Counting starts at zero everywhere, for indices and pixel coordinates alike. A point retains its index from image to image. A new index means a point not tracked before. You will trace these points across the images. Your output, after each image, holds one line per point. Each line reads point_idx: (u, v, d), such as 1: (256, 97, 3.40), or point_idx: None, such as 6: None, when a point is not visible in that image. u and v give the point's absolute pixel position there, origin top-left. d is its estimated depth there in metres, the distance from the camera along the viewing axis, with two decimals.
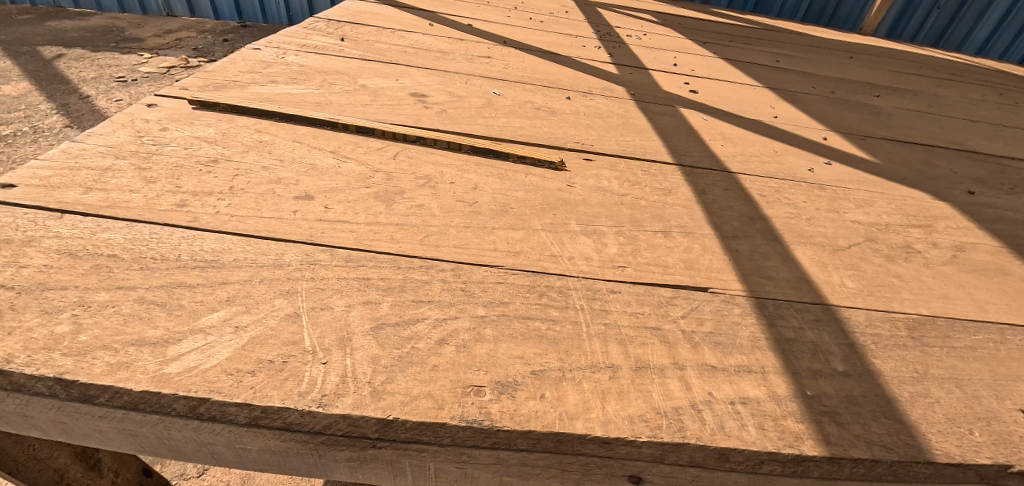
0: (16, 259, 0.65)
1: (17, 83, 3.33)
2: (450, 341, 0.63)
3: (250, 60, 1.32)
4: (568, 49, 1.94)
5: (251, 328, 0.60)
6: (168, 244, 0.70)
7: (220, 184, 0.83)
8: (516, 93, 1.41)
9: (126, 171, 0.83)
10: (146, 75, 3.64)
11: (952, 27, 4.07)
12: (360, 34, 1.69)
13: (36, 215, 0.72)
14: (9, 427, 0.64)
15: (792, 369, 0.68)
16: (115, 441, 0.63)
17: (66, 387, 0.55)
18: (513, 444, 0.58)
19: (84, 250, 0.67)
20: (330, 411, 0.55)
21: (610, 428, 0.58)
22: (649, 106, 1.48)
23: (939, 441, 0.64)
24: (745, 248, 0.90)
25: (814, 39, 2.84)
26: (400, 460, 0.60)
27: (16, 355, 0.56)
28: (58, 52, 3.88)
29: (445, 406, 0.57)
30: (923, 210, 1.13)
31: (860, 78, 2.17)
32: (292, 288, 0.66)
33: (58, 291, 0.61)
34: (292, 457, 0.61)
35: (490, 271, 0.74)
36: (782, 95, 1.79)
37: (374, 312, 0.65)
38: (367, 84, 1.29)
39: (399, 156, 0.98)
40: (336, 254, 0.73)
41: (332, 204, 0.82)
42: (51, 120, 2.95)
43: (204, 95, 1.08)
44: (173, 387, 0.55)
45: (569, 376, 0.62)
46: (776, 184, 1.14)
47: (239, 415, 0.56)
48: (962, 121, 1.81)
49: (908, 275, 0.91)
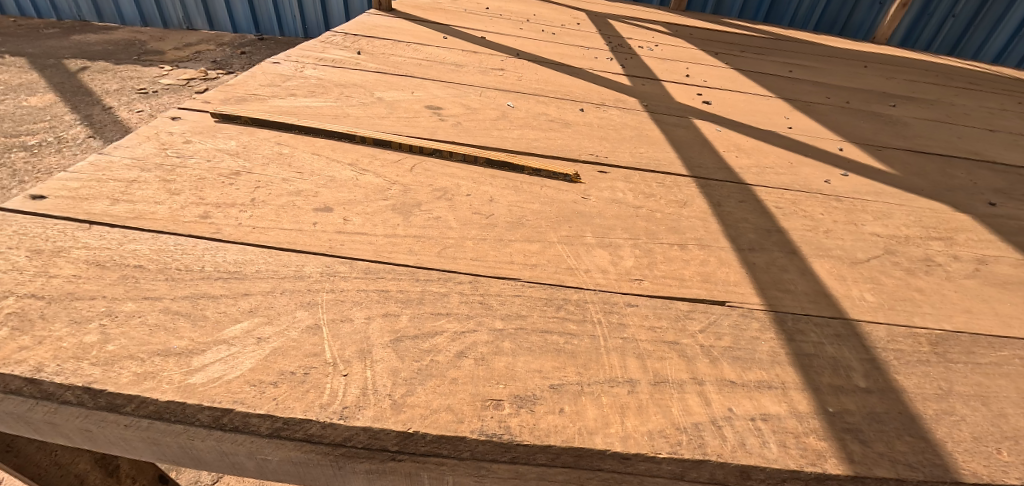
0: (46, 269, 0.66)
1: (43, 95, 3.43)
2: (469, 354, 0.63)
3: (269, 73, 1.35)
4: (581, 61, 1.95)
5: (274, 339, 0.61)
6: (192, 255, 0.71)
7: (241, 196, 0.84)
8: (530, 105, 1.42)
9: (151, 184, 0.85)
10: (167, 86, 3.71)
11: (968, 35, 4.03)
12: (376, 47, 1.71)
13: (65, 226, 0.73)
14: (35, 433, 0.65)
15: (813, 385, 0.67)
16: (138, 449, 0.64)
17: (94, 396, 0.56)
18: (533, 459, 0.58)
19: (112, 260, 0.69)
20: (351, 423, 0.55)
21: (630, 444, 0.58)
22: (663, 117, 1.48)
23: (966, 460, 0.62)
24: (762, 262, 0.89)
25: (829, 48, 2.82)
26: (418, 473, 0.60)
27: (45, 364, 0.57)
28: (83, 64, 3.98)
29: (464, 420, 0.57)
30: (944, 222, 1.12)
31: (875, 87, 2.15)
32: (312, 299, 0.67)
33: (86, 300, 0.63)
34: (313, 469, 0.62)
35: (507, 284, 0.75)
36: (796, 105, 1.78)
37: (393, 324, 0.65)
38: (383, 97, 1.31)
39: (416, 169, 1.00)
40: (355, 266, 0.73)
41: (351, 216, 0.83)
42: (75, 131, 3.02)
43: (227, 108, 1.10)
44: (198, 397, 0.56)
45: (588, 391, 0.62)
46: (792, 195, 1.13)
47: (262, 427, 0.57)
48: (981, 130, 1.79)
49: (929, 288, 0.90)
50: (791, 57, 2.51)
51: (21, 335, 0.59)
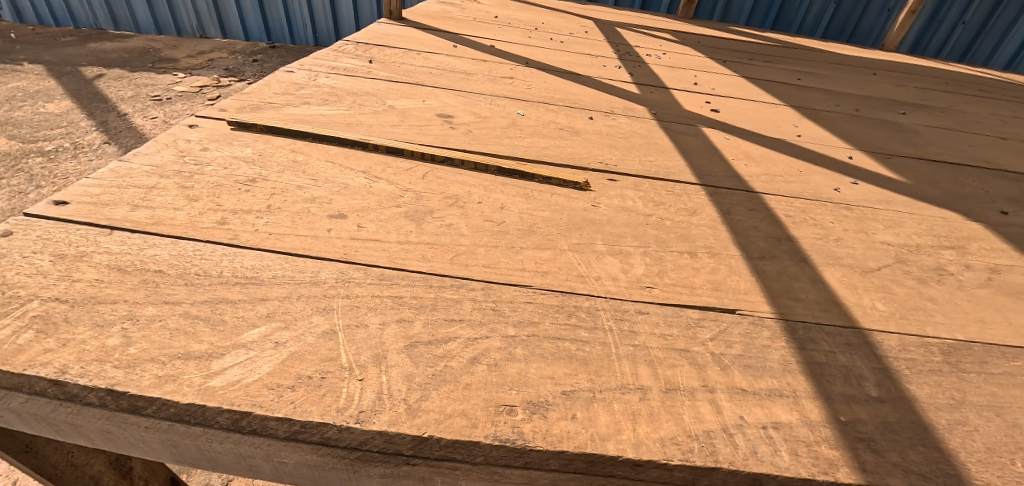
0: (69, 273, 0.68)
1: (60, 101, 3.49)
2: (482, 360, 0.64)
3: (283, 82, 1.37)
4: (589, 70, 1.96)
5: (291, 344, 0.62)
6: (211, 260, 0.73)
7: (258, 203, 0.86)
8: (540, 113, 1.44)
9: (170, 190, 0.86)
10: (180, 93, 3.76)
11: (978, 42, 4.02)
12: (388, 56, 1.73)
13: (87, 232, 0.75)
14: (57, 435, 0.66)
15: (825, 394, 0.67)
16: (157, 451, 0.65)
17: (117, 398, 0.58)
18: (545, 465, 0.59)
19: (133, 265, 0.70)
20: (367, 427, 0.56)
21: (642, 450, 0.58)
22: (671, 125, 1.49)
23: (979, 470, 0.62)
24: (772, 270, 0.90)
25: (838, 56, 2.82)
26: (432, 477, 0.61)
27: (70, 366, 0.58)
28: (100, 72, 4.05)
29: (478, 425, 0.58)
30: (955, 231, 1.11)
31: (885, 95, 2.15)
32: (328, 305, 0.68)
33: (109, 304, 0.64)
34: (327, 472, 0.62)
35: (519, 291, 0.76)
36: (805, 113, 1.79)
37: (407, 330, 0.66)
38: (395, 105, 1.33)
39: (428, 176, 1.01)
40: (370, 272, 0.74)
41: (365, 223, 0.84)
42: (91, 136, 3.07)
43: (243, 116, 1.12)
44: (218, 400, 0.57)
45: (599, 397, 0.62)
46: (802, 204, 1.14)
47: (279, 430, 0.58)
48: (993, 139, 1.78)
49: (941, 298, 0.90)
50: (800, 65, 2.51)
51: (45, 337, 0.60)
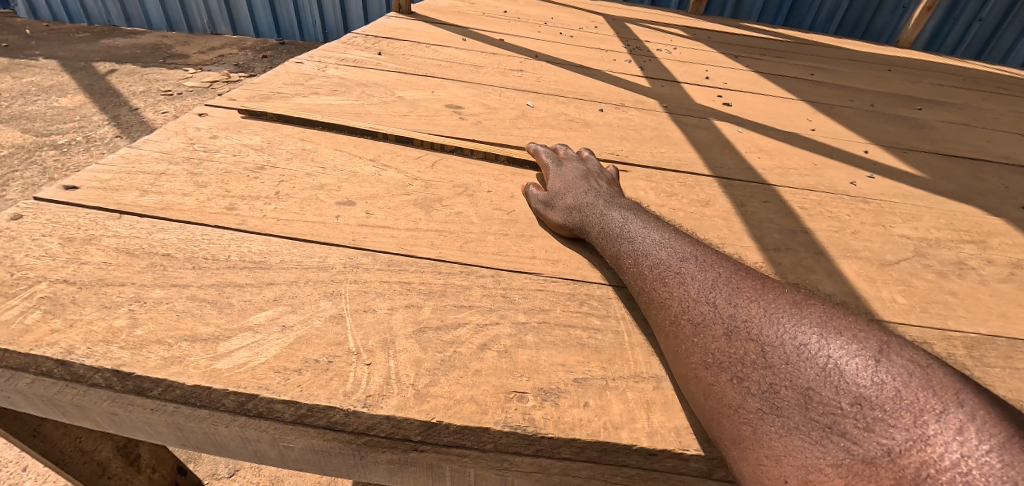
0: (77, 256, 0.68)
1: (74, 96, 3.52)
2: (492, 347, 0.63)
3: (293, 73, 1.37)
4: (600, 63, 1.94)
5: (298, 328, 0.62)
6: (218, 244, 0.72)
7: (266, 190, 0.85)
8: (550, 105, 1.42)
9: (179, 176, 0.86)
10: (190, 88, 3.78)
11: (996, 39, 3.94)
12: (397, 48, 1.72)
13: (96, 215, 0.75)
14: (64, 417, 0.66)
15: None
16: (163, 435, 0.64)
17: (123, 379, 0.57)
18: (557, 453, 0.57)
19: (141, 249, 0.70)
20: (375, 411, 0.55)
21: (657, 439, 0.57)
22: (683, 118, 1.47)
23: None
24: (788, 262, 0.88)
25: (853, 52, 2.78)
26: (440, 464, 0.60)
27: (76, 346, 0.57)
28: (112, 67, 4.09)
29: (488, 411, 0.57)
30: (975, 225, 1.09)
31: (901, 91, 2.11)
32: (336, 290, 0.67)
33: (116, 287, 0.64)
34: (333, 458, 0.62)
35: (530, 278, 0.74)
36: (819, 107, 1.76)
37: (416, 315, 0.65)
38: (404, 96, 1.32)
39: (437, 165, 1.00)
40: (378, 258, 0.73)
41: (373, 211, 0.83)
42: (102, 130, 3.09)
43: (253, 105, 1.12)
44: (224, 382, 0.56)
45: (612, 385, 0.61)
46: (817, 196, 1.11)
47: (285, 413, 0.57)
48: (1012, 135, 1.74)
49: (963, 291, 0.87)
50: (813, 60, 2.47)
51: (52, 318, 0.60)
